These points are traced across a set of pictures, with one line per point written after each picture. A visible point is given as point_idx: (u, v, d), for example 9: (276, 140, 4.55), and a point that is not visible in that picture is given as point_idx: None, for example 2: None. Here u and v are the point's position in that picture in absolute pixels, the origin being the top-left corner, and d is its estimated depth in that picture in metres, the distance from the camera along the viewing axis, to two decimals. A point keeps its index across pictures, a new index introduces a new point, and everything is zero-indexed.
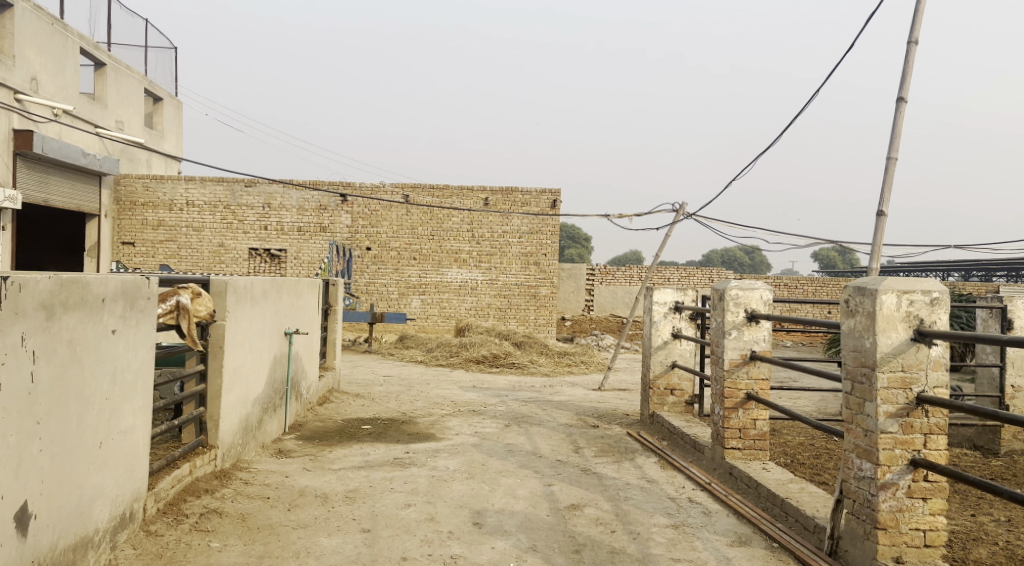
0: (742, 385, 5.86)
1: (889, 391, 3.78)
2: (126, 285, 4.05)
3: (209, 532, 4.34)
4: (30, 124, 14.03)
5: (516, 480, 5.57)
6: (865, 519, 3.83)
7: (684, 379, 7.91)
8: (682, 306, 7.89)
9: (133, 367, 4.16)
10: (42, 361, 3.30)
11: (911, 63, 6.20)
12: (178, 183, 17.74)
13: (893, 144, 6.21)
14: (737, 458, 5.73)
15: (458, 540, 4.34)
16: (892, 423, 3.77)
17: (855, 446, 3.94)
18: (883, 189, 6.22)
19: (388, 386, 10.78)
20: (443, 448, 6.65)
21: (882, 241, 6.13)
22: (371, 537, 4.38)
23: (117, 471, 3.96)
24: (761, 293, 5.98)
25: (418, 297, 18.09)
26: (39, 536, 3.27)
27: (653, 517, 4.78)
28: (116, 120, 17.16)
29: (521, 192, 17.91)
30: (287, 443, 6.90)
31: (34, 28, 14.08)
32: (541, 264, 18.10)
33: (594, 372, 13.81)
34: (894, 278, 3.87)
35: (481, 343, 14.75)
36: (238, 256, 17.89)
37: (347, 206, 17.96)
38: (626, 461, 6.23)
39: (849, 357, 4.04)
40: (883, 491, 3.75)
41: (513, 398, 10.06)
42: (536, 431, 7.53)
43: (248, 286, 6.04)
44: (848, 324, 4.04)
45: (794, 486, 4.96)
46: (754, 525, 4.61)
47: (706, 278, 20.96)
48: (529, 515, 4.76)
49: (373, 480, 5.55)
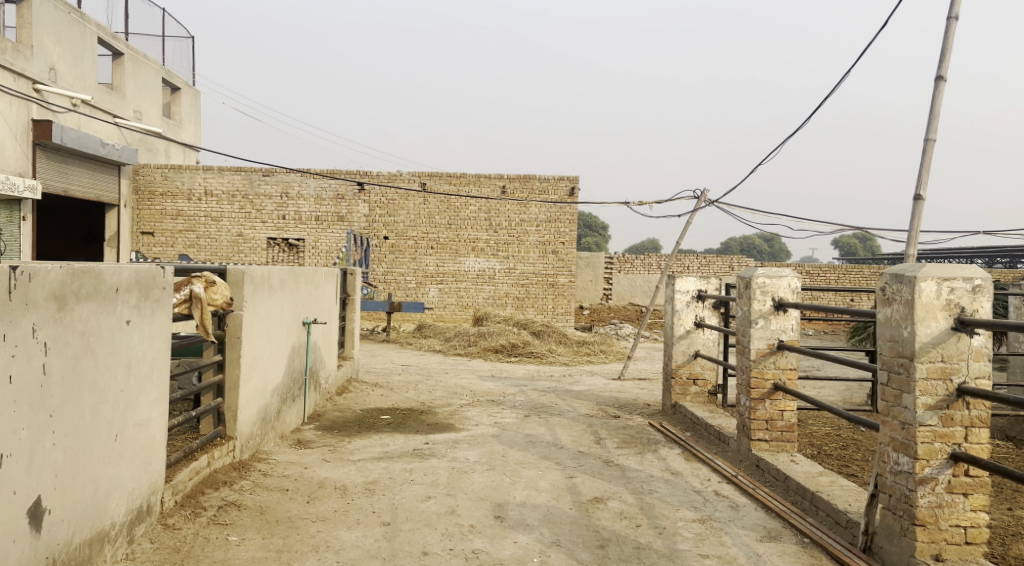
0: (769, 375, 5.70)
1: (928, 382, 3.63)
2: (140, 275, 3.96)
3: (228, 525, 4.27)
4: (49, 115, 14.06)
5: (538, 472, 5.46)
6: (902, 514, 3.69)
7: (707, 368, 7.77)
8: (704, 295, 7.74)
9: (148, 358, 4.08)
10: (54, 353, 3.22)
11: (950, 40, 5.99)
12: (197, 173, 17.72)
13: (931, 125, 6.01)
14: (763, 450, 5.61)
15: (480, 535, 4.23)
16: (931, 415, 3.62)
17: (892, 439, 3.80)
18: (921, 171, 6.02)
19: (406, 376, 10.73)
20: (463, 439, 6.55)
21: (920, 226, 5.94)
22: (391, 531, 4.29)
23: (134, 464, 3.90)
24: (789, 281, 5.81)
25: (436, 286, 18.04)
26: (54, 532, 3.21)
27: (679, 511, 4.66)
28: (133, 110, 17.17)
29: (539, 179, 17.75)
30: (306, 433, 6.84)
31: (51, 17, 14.06)
32: (559, 253, 17.96)
33: (613, 361, 13.70)
34: (934, 264, 3.71)
35: (499, 332, 14.63)
36: (257, 246, 17.89)
37: (364, 195, 17.89)
38: (649, 453, 6.10)
39: (885, 347, 3.88)
40: (922, 486, 3.61)
41: (532, 387, 9.96)
42: (557, 421, 7.42)
43: (265, 275, 5.96)
44: (885, 312, 3.89)
45: (825, 479, 4.83)
46: (783, 520, 4.48)
47: (727, 266, 20.72)
48: (551, 509, 4.65)
49: (392, 472, 5.47)
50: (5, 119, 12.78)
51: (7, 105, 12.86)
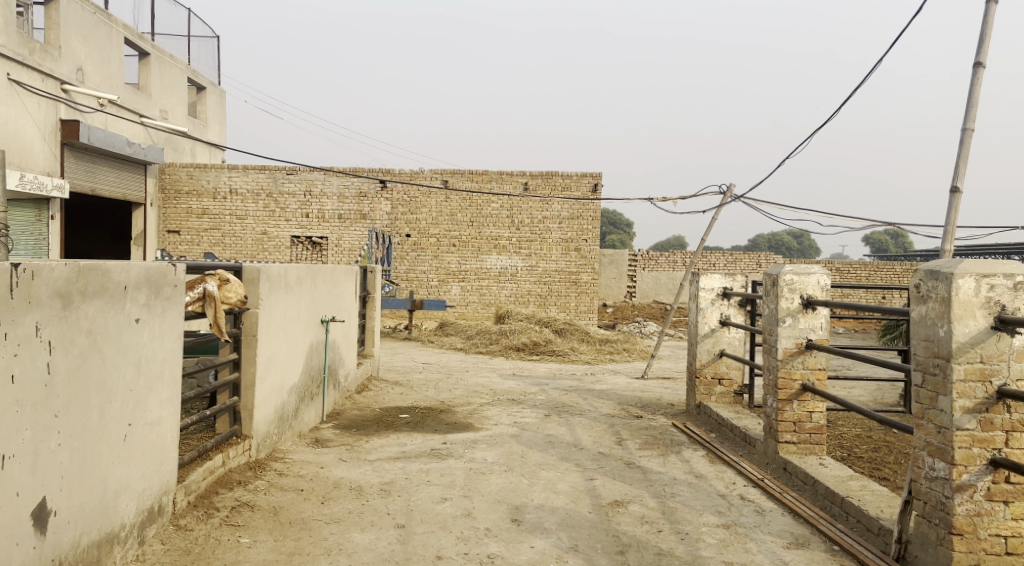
0: (797, 376, 5.53)
1: (966, 384, 3.46)
2: (150, 273, 3.90)
3: (240, 527, 4.19)
4: (77, 115, 14.15)
5: (557, 474, 5.34)
6: (938, 523, 3.52)
7: (733, 367, 7.60)
8: (730, 292, 7.55)
9: (159, 357, 4.01)
10: (59, 352, 3.15)
11: (989, 25, 5.77)
12: (222, 172, 17.78)
13: (969, 114, 5.79)
14: (791, 453, 5.44)
15: (496, 539, 4.12)
16: (969, 419, 3.45)
17: (927, 444, 3.62)
18: (958, 162, 5.81)
19: (427, 374, 10.64)
20: (481, 439, 6.44)
21: (956, 219, 5.73)
22: (405, 534, 4.19)
23: (144, 464, 3.83)
24: (818, 278, 5.62)
25: (458, 283, 17.97)
26: (59, 534, 3.14)
27: (702, 516, 4.51)
28: (160, 110, 17.26)
29: (561, 176, 17.56)
30: (324, 431, 6.76)
31: (79, 19, 14.17)
32: (581, 251, 17.80)
33: (637, 360, 13.53)
34: (971, 260, 3.54)
35: (521, 331, 14.49)
36: (281, 244, 17.92)
37: (387, 193, 17.86)
38: (672, 455, 5.96)
39: (920, 347, 3.71)
40: (959, 493, 3.44)
41: (554, 386, 9.83)
42: (577, 421, 7.29)
43: (282, 273, 5.89)
44: (918, 310, 3.71)
45: (855, 483, 4.65)
46: (811, 526, 4.33)
47: (753, 263, 20.45)
48: (570, 512, 4.52)
49: (409, 472, 5.38)
50: (33, 119, 12.89)
51: (37, 106, 12.97)
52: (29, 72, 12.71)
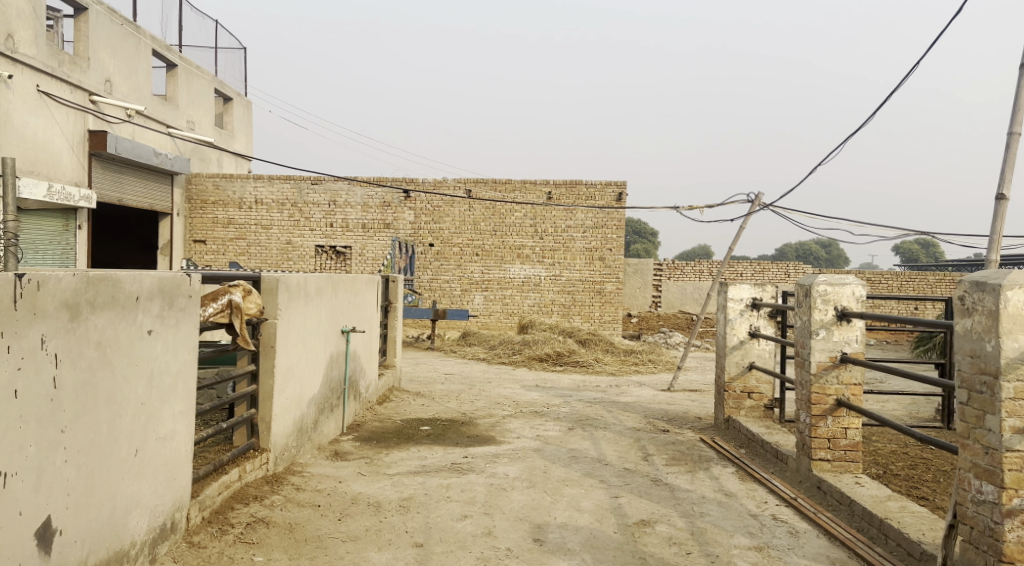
0: (832, 391, 5.33)
1: (1017, 403, 3.26)
2: (164, 282, 3.81)
3: (254, 544, 4.07)
4: (105, 125, 14.26)
5: (581, 491, 5.18)
6: (986, 549, 3.32)
7: (762, 381, 7.39)
8: (759, 303, 7.35)
9: (172, 369, 3.92)
10: (66, 365, 3.06)
11: None
12: (247, 182, 17.86)
13: (1016, 118, 5.57)
14: (825, 470, 5.23)
15: (517, 559, 3.97)
16: (1019, 440, 3.25)
17: (973, 465, 3.42)
18: (1004, 168, 5.59)
19: (449, 385, 10.50)
20: (503, 453, 6.28)
21: (1002, 229, 5.51)
22: (423, 554, 4.05)
23: (156, 480, 3.73)
24: (853, 289, 5.41)
25: (481, 293, 17.86)
26: (65, 554, 3.04)
27: (733, 537, 4.33)
28: (186, 120, 17.38)
29: (585, 185, 17.41)
30: (344, 443, 6.65)
31: (107, 30, 14.32)
32: (606, 259, 17.64)
33: (662, 371, 13.29)
34: (1019, 270, 3.35)
35: (544, 341, 14.32)
36: (305, 254, 17.91)
37: (410, 202, 17.80)
38: (700, 472, 5.76)
39: (965, 363, 3.50)
40: (1010, 519, 3.24)
41: (577, 398, 9.65)
42: (601, 435, 7.12)
43: (301, 283, 5.79)
44: (963, 323, 3.51)
45: (894, 504, 4.44)
46: (849, 549, 4.13)
47: (781, 273, 20.14)
48: (594, 532, 4.35)
49: (429, 488, 5.24)
50: (62, 130, 12.98)
51: (65, 116, 13.07)
52: (57, 83, 12.81)
